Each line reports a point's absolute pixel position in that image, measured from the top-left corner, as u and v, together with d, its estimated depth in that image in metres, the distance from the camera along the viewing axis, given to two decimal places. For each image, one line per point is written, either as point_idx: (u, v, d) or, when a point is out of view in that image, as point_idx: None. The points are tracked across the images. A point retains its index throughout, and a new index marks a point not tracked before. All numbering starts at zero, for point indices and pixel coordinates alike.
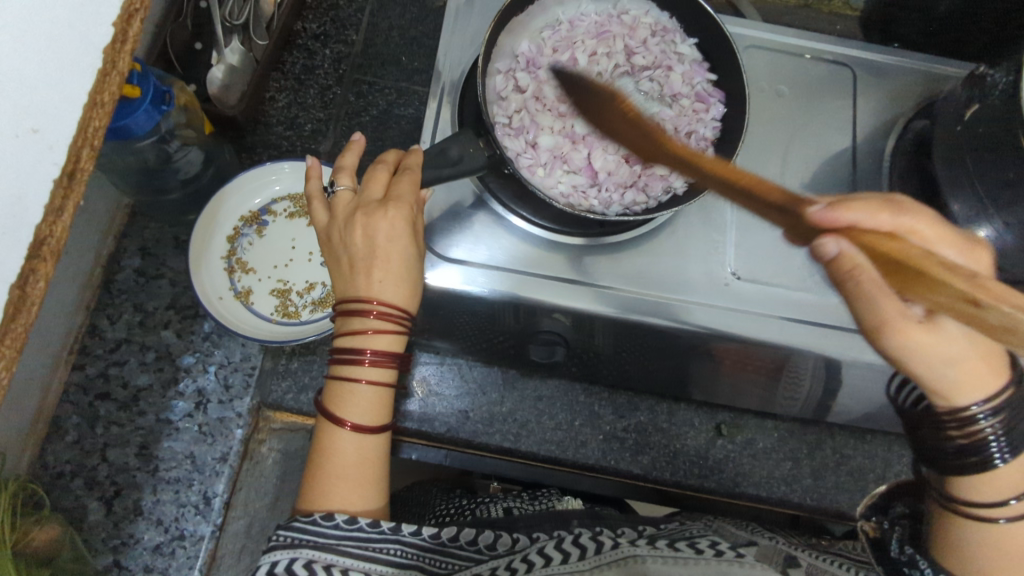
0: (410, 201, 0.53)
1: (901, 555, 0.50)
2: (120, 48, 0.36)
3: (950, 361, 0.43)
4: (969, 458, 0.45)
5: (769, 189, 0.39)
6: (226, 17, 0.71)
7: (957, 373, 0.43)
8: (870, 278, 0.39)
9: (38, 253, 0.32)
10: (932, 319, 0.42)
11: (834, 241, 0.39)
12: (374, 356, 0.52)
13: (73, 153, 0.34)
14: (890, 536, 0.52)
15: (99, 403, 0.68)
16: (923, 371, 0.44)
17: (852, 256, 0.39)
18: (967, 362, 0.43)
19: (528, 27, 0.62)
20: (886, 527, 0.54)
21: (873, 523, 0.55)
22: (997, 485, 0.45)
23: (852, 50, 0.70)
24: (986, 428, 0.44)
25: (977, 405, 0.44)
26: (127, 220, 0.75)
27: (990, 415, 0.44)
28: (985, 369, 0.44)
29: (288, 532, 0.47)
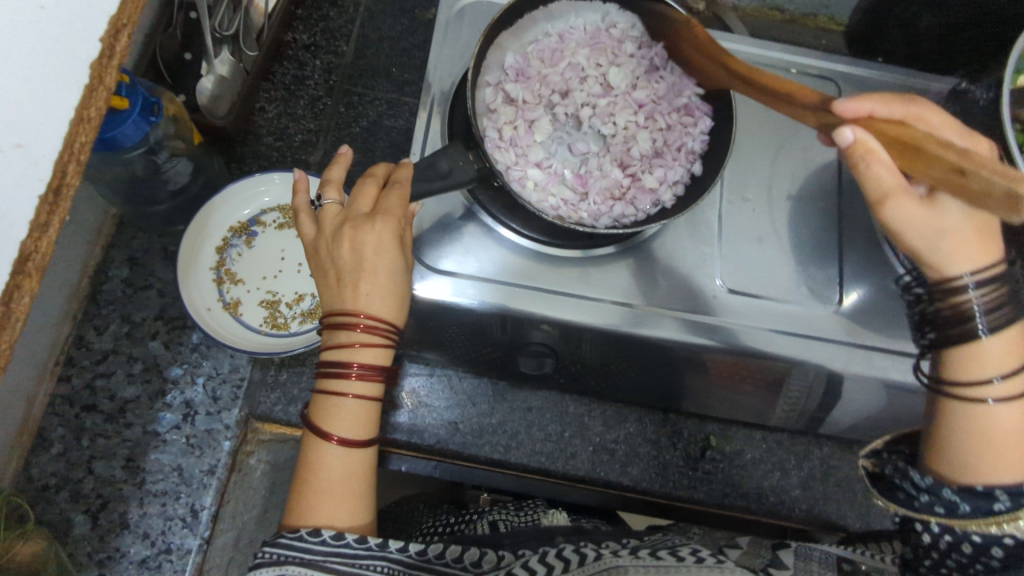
0: (399, 214, 0.53)
1: (893, 470, 0.54)
2: (107, 62, 0.34)
3: (944, 234, 0.48)
4: (952, 330, 0.50)
5: (806, 93, 0.48)
6: (216, 28, 0.71)
7: (951, 244, 0.48)
8: (880, 160, 0.45)
9: (23, 270, 0.30)
10: (933, 198, 0.47)
11: (850, 128, 0.45)
12: (361, 369, 0.52)
13: (60, 168, 0.32)
14: (887, 465, 0.55)
15: (85, 415, 0.67)
16: (915, 238, 0.48)
17: (865, 140, 0.45)
18: (963, 233, 0.48)
19: (518, 40, 0.63)
20: (883, 457, 0.55)
21: (871, 458, 0.56)
22: (983, 364, 0.49)
23: (837, 65, 0.71)
24: (973, 299, 0.49)
25: (965, 275, 0.48)
26: (115, 230, 0.74)
27: (977, 287, 0.48)
28: (975, 244, 0.48)
29: (275, 549, 0.47)
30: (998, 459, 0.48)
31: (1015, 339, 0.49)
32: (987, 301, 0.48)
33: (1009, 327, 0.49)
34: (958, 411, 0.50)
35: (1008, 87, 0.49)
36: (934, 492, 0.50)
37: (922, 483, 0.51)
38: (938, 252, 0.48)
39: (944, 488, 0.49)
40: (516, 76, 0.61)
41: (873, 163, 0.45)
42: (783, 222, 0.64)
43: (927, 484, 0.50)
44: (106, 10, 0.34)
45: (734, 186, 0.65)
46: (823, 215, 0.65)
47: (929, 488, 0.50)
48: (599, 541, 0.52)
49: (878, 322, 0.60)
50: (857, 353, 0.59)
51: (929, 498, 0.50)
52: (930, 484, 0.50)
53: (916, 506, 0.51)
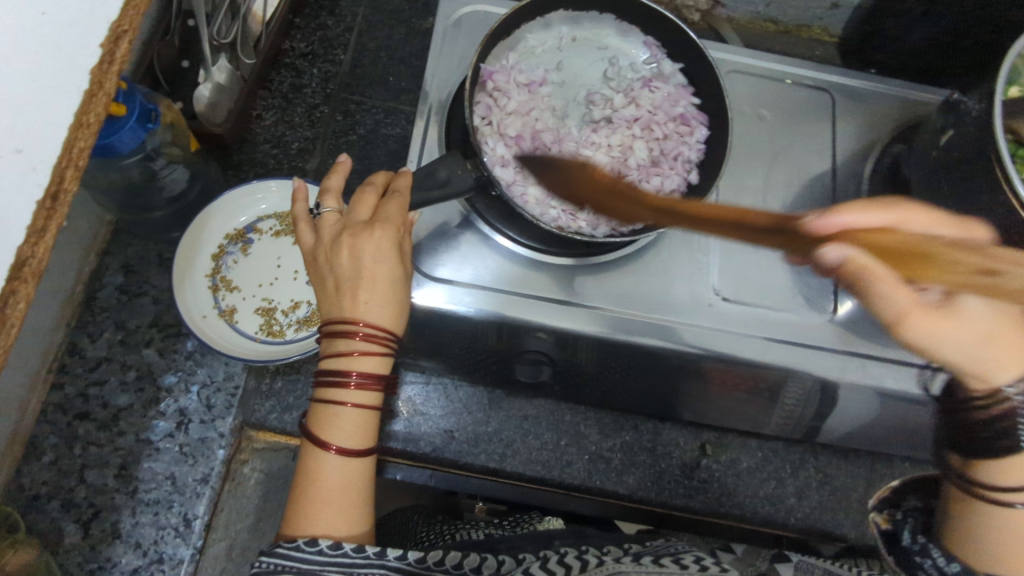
0: (397, 222, 0.53)
1: (914, 544, 0.54)
2: (107, 69, 0.34)
3: (976, 339, 0.51)
4: (1002, 442, 0.51)
5: (750, 218, 0.53)
6: (214, 37, 0.71)
7: (995, 353, 0.51)
8: (884, 278, 0.50)
9: (19, 274, 0.30)
10: (954, 299, 0.51)
11: (842, 248, 0.50)
12: (360, 377, 0.52)
13: (57, 174, 0.32)
14: (903, 527, 0.56)
15: (77, 424, 0.67)
16: (953, 353, 0.51)
17: (859, 258, 0.50)
18: (996, 328, 0.51)
19: (514, 50, 0.63)
20: (899, 518, 0.57)
21: (883, 512, 0.58)
22: (1014, 473, 0.50)
23: (830, 76, 0.71)
24: (1015, 399, 0.51)
25: (1010, 383, 0.51)
26: (110, 237, 0.74)
27: (1017, 386, 0.51)
28: (1001, 348, 0.51)
29: (271, 559, 0.47)
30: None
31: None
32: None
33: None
34: (990, 512, 0.50)
35: (1000, 100, 0.49)
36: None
37: (947, 568, 0.50)
38: (979, 366, 0.52)
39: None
40: (512, 87, 0.61)
41: (879, 282, 0.50)
42: None
43: (953, 570, 0.50)
44: (107, 16, 0.34)
45: (730, 195, 0.66)
46: None
47: (954, 574, 0.50)
48: (600, 547, 0.52)
49: (874, 330, 0.60)
50: (853, 360, 0.59)
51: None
52: (957, 573, 0.49)
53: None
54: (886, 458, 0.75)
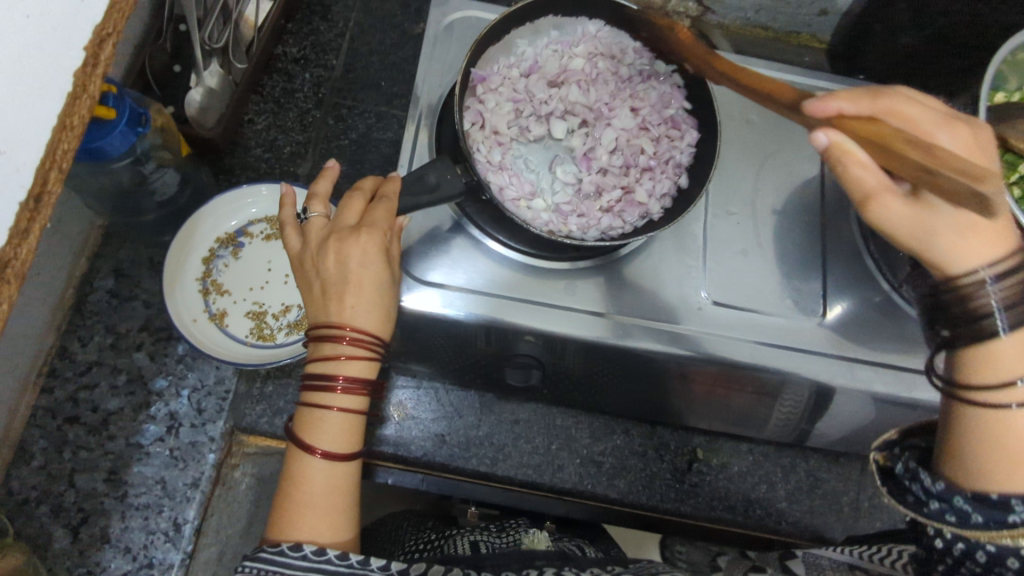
0: (384, 227, 0.53)
1: (905, 471, 0.47)
2: (91, 71, 0.34)
3: (947, 234, 0.43)
4: (966, 326, 0.44)
5: (785, 87, 0.43)
6: (205, 40, 0.71)
7: (948, 244, 0.43)
8: (858, 160, 0.42)
9: (1, 276, 0.30)
10: (921, 196, 0.43)
11: (824, 132, 0.41)
12: (347, 382, 0.52)
13: (40, 176, 0.32)
14: (899, 460, 0.48)
15: (67, 428, 0.67)
16: (905, 237, 0.44)
17: (840, 141, 0.41)
18: (967, 222, 0.43)
19: (504, 56, 0.64)
20: (897, 452, 0.48)
21: (884, 452, 0.50)
22: (1002, 364, 0.43)
23: (819, 82, 0.72)
24: (993, 294, 0.43)
25: (983, 268, 0.43)
26: (101, 241, 0.74)
27: (997, 281, 0.43)
28: (975, 238, 0.43)
29: (253, 564, 0.46)
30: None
31: None
32: (1006, 296, 0.43)
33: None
34: (976, 416, 0.43)
35: (983, 104, 0.50)
36: (945, 500, 0.43)
37: (934, 487, 0.44)
38: (955, 246, 0.43)
39: (955, 495, 0.43)
40: (503, 92, 0.62)
41: (851, 164, 0.42)
42: (766, 235, 0.65)
43: (938, 489, 0.44)
44: (91, 20, 0.34)
45: (719, 199, 0.66)
46: (805, 228, 0.66)
47: (940, 494, 0.44)
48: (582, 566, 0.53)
49: (861, 335, 0.60)
50: (840, 364, 0.59)
51: (940, 505, 0.43)
52: (942, 490, 0.44)
53: (925, 513, 0.44)
54: None
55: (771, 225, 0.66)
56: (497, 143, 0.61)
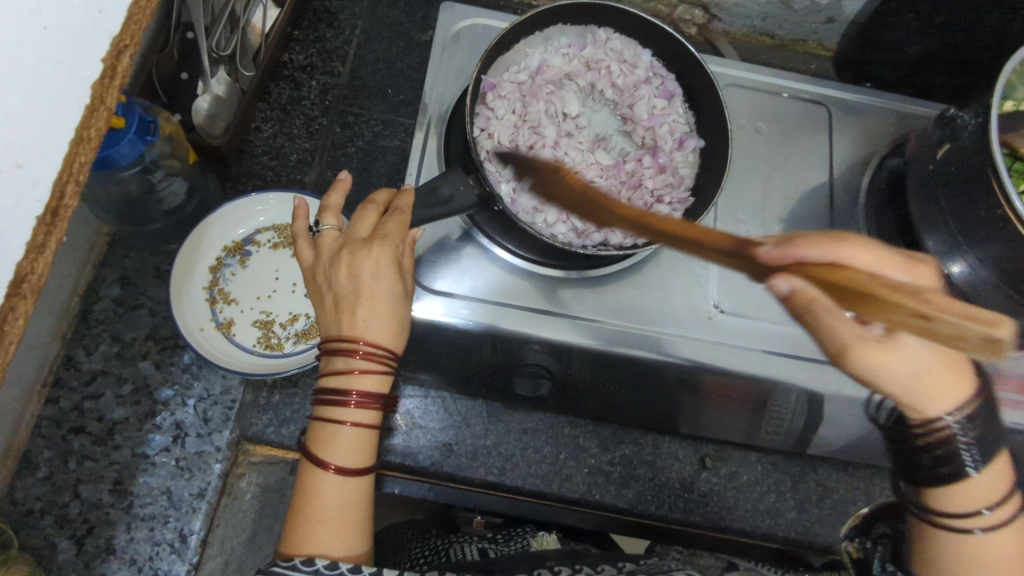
0: (397, 240, 0.53)
1: (882, 570, 0.53)
2: (109, 83, 0.34)
3: (913, 374, 0.44)
4: (940, 467, 0.46)
5: (712, 236, 0.39)
6: (212, 48, 0.71)
7: (924, 386, 0.44)
8: (824, 309, 0.39)
9: (18, 291, 0.30)
10: (893, 337, 0.43)
11: (786, 279, 0.39)
12: (360, 397, 0.51)
13: (58, 189, 0.31)
14: (873, 556, 0.55)
15: (72, 438, 0.66)
16: (889, 384, 0.44)
17: (806, 290, 0.39)
18: (931, 370, 0.44)
19: (515, 62, 0.64)
20: (869, 548, 0.57)
21: (855, 545, 0.59)
22: (970, 494, 0.45)
23: (826, 90, 0.72)
24: (956, 437, 0.45)
25: (948, 414, 0.45)
26: (107, 249, 0.74)
27: (958, 419, 0.45)
28: (947, 377, 0.45)
29: None
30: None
31: (999, 469, 0.46)
32: (973, 436, 0.45)
33: (995, 455, 0.46)
34: (950, 544, 0.47)
35: (995, 114, 0.50)
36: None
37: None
38: (915, 389, 0.44)
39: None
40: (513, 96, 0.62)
41: (821, 313, 0.40)
42: None
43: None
44: (109, 32, 0.34)
45: (728, 208, 0.66)
46: None
47: None
48: (592, 565, 0.54)
49: None
50: (852, 374, 0.59)
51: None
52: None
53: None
54: (886, 471, 0.75)
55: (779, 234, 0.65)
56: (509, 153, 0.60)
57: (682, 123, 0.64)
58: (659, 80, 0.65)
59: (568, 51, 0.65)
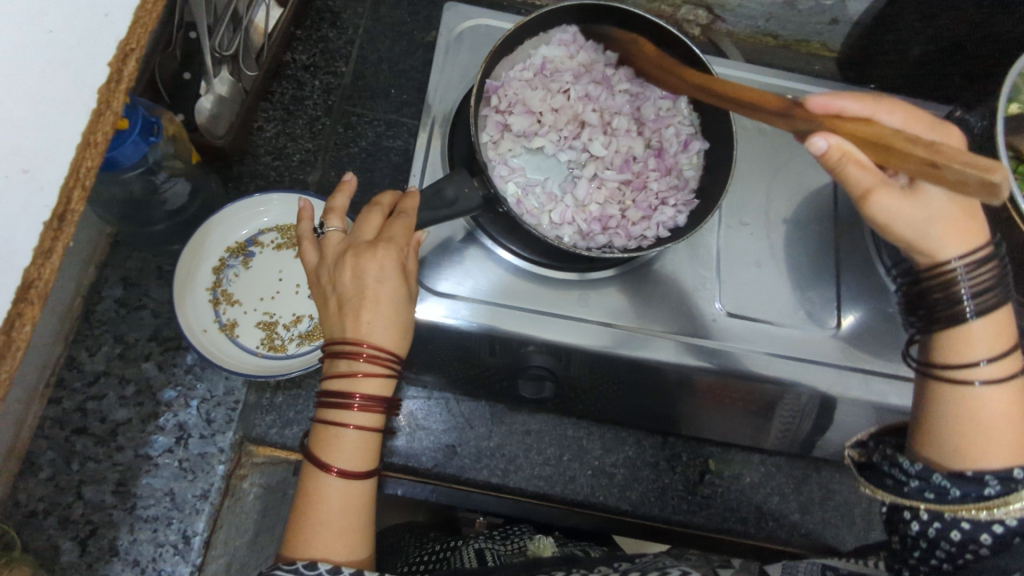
0: (402, 243, 0.53)
1: (883, 459, 0.52)
2: (115, 86, 0.33)
3: (931, 221, 0.49)
4: (941, 314, 0.51)
5: (767, 100, 0.46)
6: (215, 48, 0.71)
7: (939, 230, 0.49)
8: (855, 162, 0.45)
9: (25, 297, 0.30)
10: (915, 189, 0.48)
11: (824, 137, 0.44)
12: (364, 400, 0.51)
13: (65, 194, 0.31)
14: (875, 453, 0.54)
15: (75, 439, 0.66)
16: (903, 230, 0.49)
17: (841, 145, 0.44)
18: (948, 217, 0.49)
19: (519, 62, 0.64)
20: (871, 448, 0.55)
21: (859, 449, 0.56)
22: (969, 346, 0.49)
23: (831, 91, 0.72)
24: (962, 284, 0.49)
25: (957, 260, 0.49)
26: (109, 250, 0.73)
27: (967, 267, 0.49)
28: (960, 229, 0.49)
29: None
30: (991, 445, 0.47)
31: (1001, 322, 0.49)
32: (975, 284, 0.49)
33: (998, 307, 0.49)
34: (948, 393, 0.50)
35: (1002, 116, 0.50)
36: (924, 478, 0.48)
37: (913, 468, 0.49)
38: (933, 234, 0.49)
39: (934, 474, 0.47)
40: (518, 93, 0.62)
41: (851, 165, 0.45)
42: (780, 248, 0.65)
43: (917, 470, 0.48)
44: (116, 35, 0.33)
45: (732, 210, 0.66)
46: (818, 240, 0.66)
47: (918, 474, 0.48)
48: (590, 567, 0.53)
49: (876, 348, 0.60)
50: (856, 376, 0.59)
51: (919, 483, 0.48)
52: (920, 470, 0.48)
53: (907, 492, 0.49)
54: None
55: (783, 236, 0.65)
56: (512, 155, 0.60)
57: (687, 124, 0.64)
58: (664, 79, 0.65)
59: (572, 52, 0.65)
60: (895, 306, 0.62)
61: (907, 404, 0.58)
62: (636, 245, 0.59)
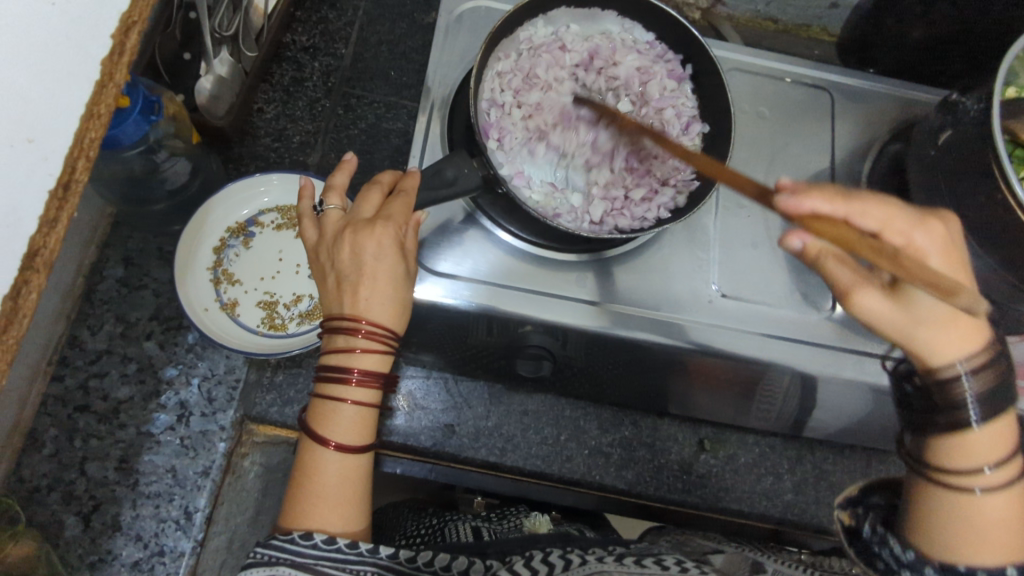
0: (401, 221, 0.53)
1: (873, 535, 0.52)
2: (118, 59, 0.34)
3: (924, 322, 0.48)
4: (940, 417, 0.50)
5: (742, 181, 0.41)
6: (216, 29, 0.71)
7: (928, 337, 0.48)
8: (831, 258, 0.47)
9: (30, 265, 0.30)
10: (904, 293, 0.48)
11: (797, 239, 0.45)
12: (361, 375, 0.52)
13: (69, 164, 0.31)
14: (863, 521, 0.53)
15: (78, 416, 0.67)
16: (886, 330, 0.49)
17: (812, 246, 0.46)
18: (942, 317, 0.47)
19: (516, 43, 0.64)
20: (861, 513, 0.54)
21: (847, 510, 0.55)
22: (973, 451, 0.48)
23: (829, 74, 0.72)
24: (967, 387, 0.48)
25: (962, 361, 0.48)
26: (111, 230, 0.74)
27: (971, 372, 0.48)
28: (953, 329, 0.48)
29: (267, 550, 0.47)
30: (983, 544, 0.47)
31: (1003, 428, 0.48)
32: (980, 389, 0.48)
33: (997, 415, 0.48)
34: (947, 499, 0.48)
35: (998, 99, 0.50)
36: (915, 569, 0.49)
37: (905, 557, 0.49)
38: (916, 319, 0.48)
39: (926, 567, 0.48)
40: (514, 79, 0.63)
41: (829, 260, 0.48)
42: (778, 229, 0.65)
43: (909, 560, 0.49)
44: (118, 8, 0.34)
45: (730, 193, 0.66)
46: None
47: (910, 564, 0.49)
48: (585, 546, 0.51)
49: (871, 329, 0.61)
50: (850, 357, 0.60)
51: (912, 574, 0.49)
52: (912, 561, 0.49)
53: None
54: (882, 453, 0.76)
55: (780, 219, 0.66)
56: (509, 136, 0.61)
57: (688, 105, 0.64)
58: (665, 58, 0.65)
59: (570, 34, 0.65)
60: None
61: None
62: (641, 225, 0.59)
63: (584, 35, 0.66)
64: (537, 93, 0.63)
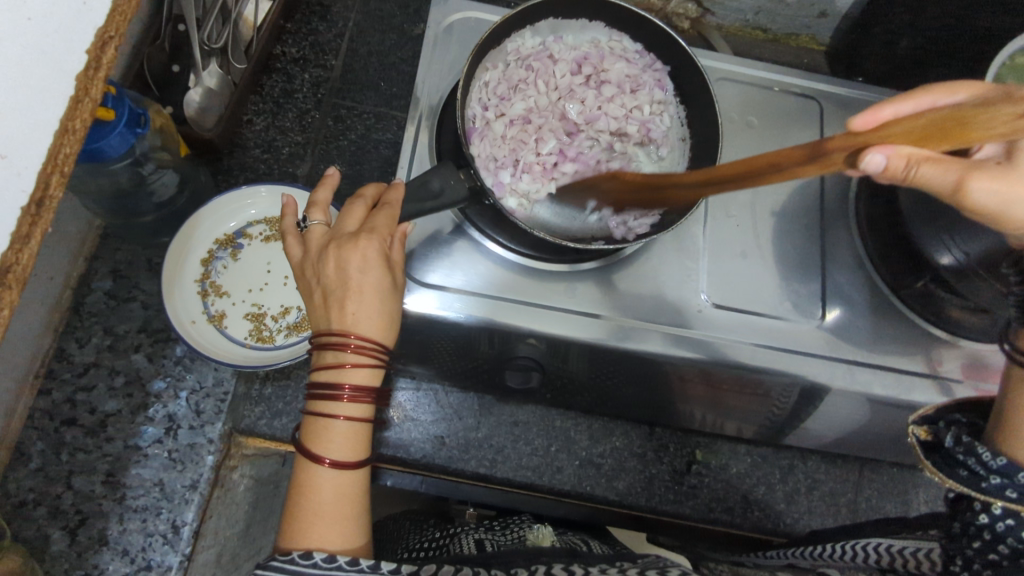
0: (385, 233, 0.53)
1: (957, 445, 0.45)
2: (93, 74, 0.34)
3: None
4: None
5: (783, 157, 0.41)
6: (205, 41, 0.71)
7: None
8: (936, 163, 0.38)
9: (3, 281, 0.30)
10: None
11: (875, 152, 0.36)
12: (353, 391, 0.52)
13: (43, 180, 0.31)
14: (946, 435, 0.47)
15: (64, 430, 0.66)
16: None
17: (899, 159, 0.37)
18: None
19: (505, 54, 0.64)
20: (942, 428, 0.48)
21: (924, 426, 0.49)
22: None
23: (817, 83, 0.72)
24: None
25: None
26: (100, 243, 0.74)
27: None
28: None
29: (265, 572, 0.46)
30: None
31: None
32: None
33: None
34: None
35: None
36: (1009, 476, 0.41)
37: (995, 463, 0.42)
38: None
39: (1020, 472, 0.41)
40: (499, 88, 0.63)
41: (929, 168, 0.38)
42: (766, 239, 0.65)
43: (1000, 466, 0.42)
44: (93, 23, 0.34)
45: (718, 202, 0.66)
46: (804, 231, 0.66)
47: (1001, 470, 0.42)
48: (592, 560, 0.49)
49: (863, 339, 0.61)
50: (841, 366, 0.59)
51: (1002, 481, 0.42)
52: (1004, 467, 0.42)
53: (985, 490, 0.42)
54: (874, 462, 0.76)
55: (770, 227, 0.66)
56: (493, 143, 0.61)
57: (675, 116, 0.64)
58: (654, 66, 0.65)
59: (559, 46, 0.65)
60: (878, 298, 0.63)
61: (890, 394, 0.59)
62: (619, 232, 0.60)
63: (573, 46, 0.66)
64: (523, 100, 0.63)
